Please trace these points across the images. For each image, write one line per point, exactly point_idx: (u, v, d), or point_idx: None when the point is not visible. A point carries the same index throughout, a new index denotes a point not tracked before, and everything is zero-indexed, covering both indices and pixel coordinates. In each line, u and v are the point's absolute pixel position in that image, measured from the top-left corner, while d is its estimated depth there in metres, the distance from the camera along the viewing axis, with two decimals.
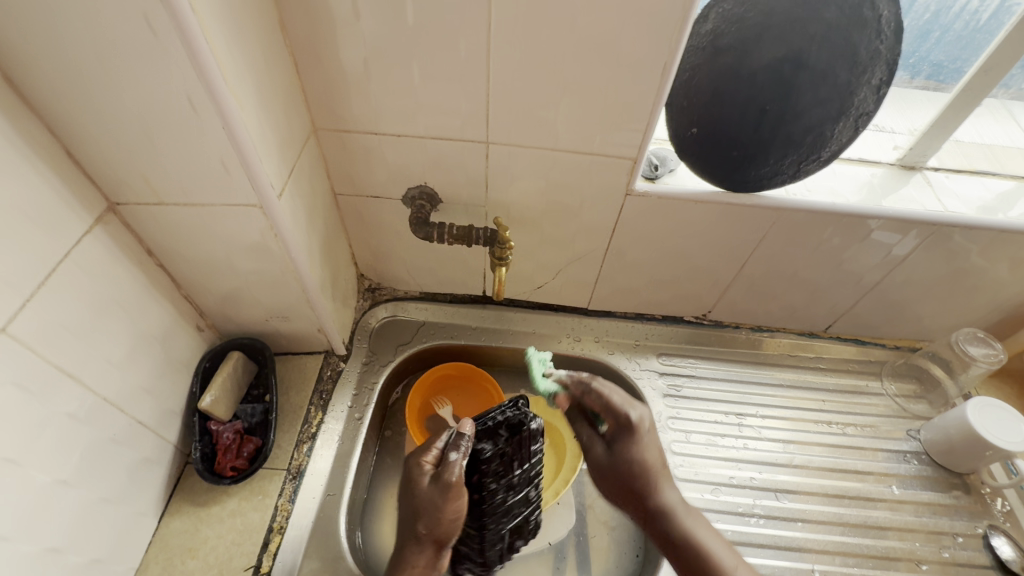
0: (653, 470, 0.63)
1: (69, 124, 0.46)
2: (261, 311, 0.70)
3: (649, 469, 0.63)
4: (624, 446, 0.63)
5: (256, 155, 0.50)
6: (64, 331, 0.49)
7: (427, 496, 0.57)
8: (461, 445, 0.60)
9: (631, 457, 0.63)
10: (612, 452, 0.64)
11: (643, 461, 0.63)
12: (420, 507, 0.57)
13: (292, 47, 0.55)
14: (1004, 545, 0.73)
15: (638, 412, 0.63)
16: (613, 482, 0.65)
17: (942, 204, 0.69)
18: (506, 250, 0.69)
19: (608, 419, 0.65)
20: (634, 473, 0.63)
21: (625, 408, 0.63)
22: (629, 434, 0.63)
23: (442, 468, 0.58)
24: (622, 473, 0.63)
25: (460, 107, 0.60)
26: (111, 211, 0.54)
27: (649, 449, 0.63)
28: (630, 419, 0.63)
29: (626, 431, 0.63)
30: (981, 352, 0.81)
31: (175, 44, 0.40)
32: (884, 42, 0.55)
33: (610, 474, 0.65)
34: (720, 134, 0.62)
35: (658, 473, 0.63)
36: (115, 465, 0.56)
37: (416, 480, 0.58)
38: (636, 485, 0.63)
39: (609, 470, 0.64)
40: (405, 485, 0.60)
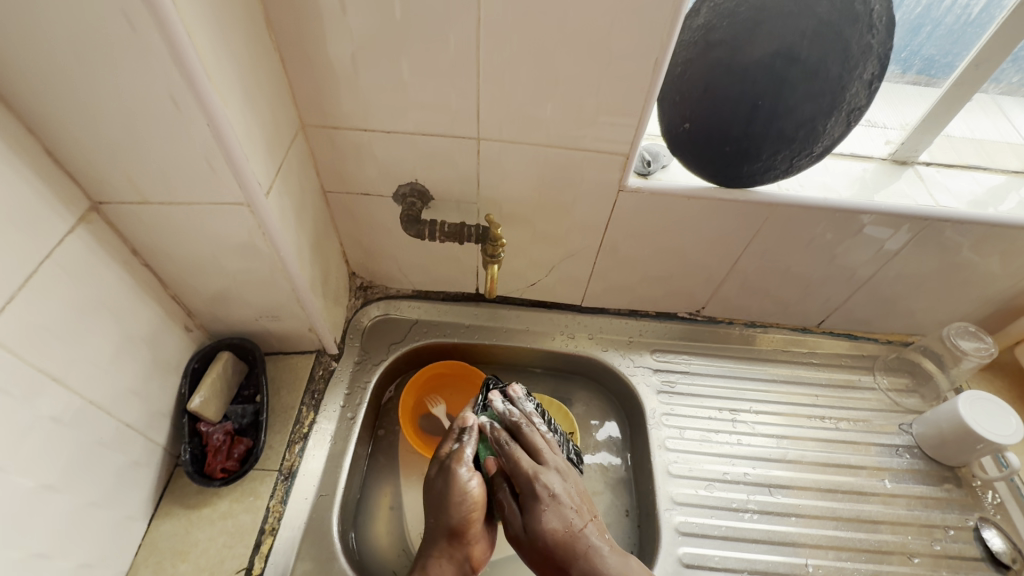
0: (568, 540, 0.58)
1: (49, 122, 0.45)
2: (251, 310, 0.69)
3: (563, 540, 0.58)
4: (534, 510, 0.59)
5: (242, 152, 0.49)
6: (47, 333, 0.48)
7: (438, 482, 0.61)
8: (470, 442, 0.63)
9: (540, 530, 0.58)
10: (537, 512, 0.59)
11: (554, 532, 0.58)
12: (434, 498, 0.60)
13: (278, 42, 0.55)
14: (994, 537, 0.74)
15: (546, 472, 0.61)
16: (523, 518, 0.60)
17: (934, 198, 0.69)
18: (498, 248, 0.69)
19: (523, 477, 0.61)
20: (551, 546, 0.58)
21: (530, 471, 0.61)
22: (535, 498, 0.60)
23: (451, 455, 0.62)
24: (540, 549, 0.58)
25: (451, 102, 0.59)
26: (94, 210, 0.52)
27: (553, 516, 0.59)
28: (541, 460, 0.62)
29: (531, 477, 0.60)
30: (972, 345, 0.81)
31: (154, 38, 0.39)
32: (876, 37, 0.55)
33: (528, 549, 0.59)
34: (712, 129, 0.62)
35: (570, 539, 0.58)
36: (102, 469, 0.56)
37: (458, 492, 0.59)
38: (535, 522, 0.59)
39: (531, 545, 0.59)
40: (439, 497, 0.59)
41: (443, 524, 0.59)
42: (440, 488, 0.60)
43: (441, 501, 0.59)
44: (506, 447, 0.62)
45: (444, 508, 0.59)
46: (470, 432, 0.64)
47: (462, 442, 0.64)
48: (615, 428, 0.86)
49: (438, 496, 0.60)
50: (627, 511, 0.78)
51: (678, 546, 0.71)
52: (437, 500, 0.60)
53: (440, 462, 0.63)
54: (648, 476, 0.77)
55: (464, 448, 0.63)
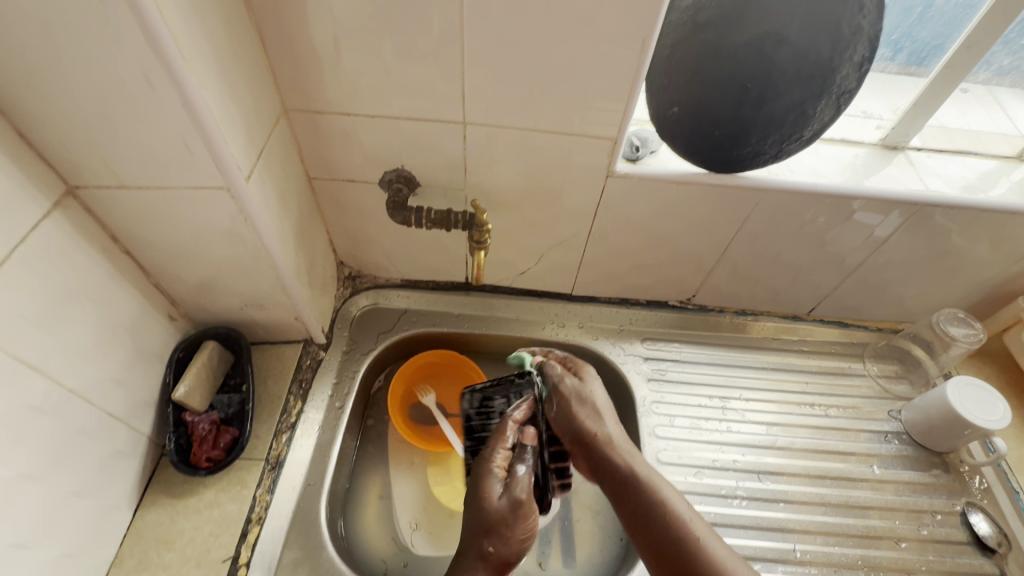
0: (621, 445, 0.62)
1: (20, 105, 0.44)
2: (236, 299, 0.68)
3: (619, 445, 0.62)
4: (586, 423, 0.64)
5: (220, 135, 0.48)
6: (23, 320, 0.47)
7: (470, 476, 0.59)
8: (487, 428, 0.63)
9: (608, 437, 0.63)
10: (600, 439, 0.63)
11: (614, 442, 0.62)
12: (469, 493, 0.57)
13: (257, 23, 0.53)
14: (981, 521, 0.74)
15: (603, 399, 0.66)
16: (609, 466, 0.61)
17: (924, 184, 0.69)
18: (485, 234, 0.68)
19: (576, 403, 0.65)
20: (612, 452, 0.61)
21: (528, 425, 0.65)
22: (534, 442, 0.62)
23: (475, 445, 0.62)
24: (608, 461, 0.61)
25: (435, 86, 0.58)
26: (70, 195, 0.51)
27: (613, 427, 0.64)
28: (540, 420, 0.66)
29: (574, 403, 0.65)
30: (961, 332, 0.81)
31: (123, 13, 0.38)
32: (866, 18, 0.54)
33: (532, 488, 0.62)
34: (701, 113, 0.61)
35: (624, 447, 0.62)
36: (84, 458, 0.55)
37: (491, 481, 0.57)
38: (625, 487, 0.59)
39: (592, 451, 0.63)
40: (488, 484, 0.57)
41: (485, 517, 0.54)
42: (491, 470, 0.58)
43: (490, 491, 0.56)
44: (557, 388, 0.66)
45: (478, 497, 0.56)
46: (482, 419, 0.65)
47: (508, 424, 0.63)
48: None
49: (472, 489, 0.57)
50: None
51: None
52: (472, 493, 0.57)
53: (468, 457, 0.61)
54: None
55: (507, 429, 0.62)
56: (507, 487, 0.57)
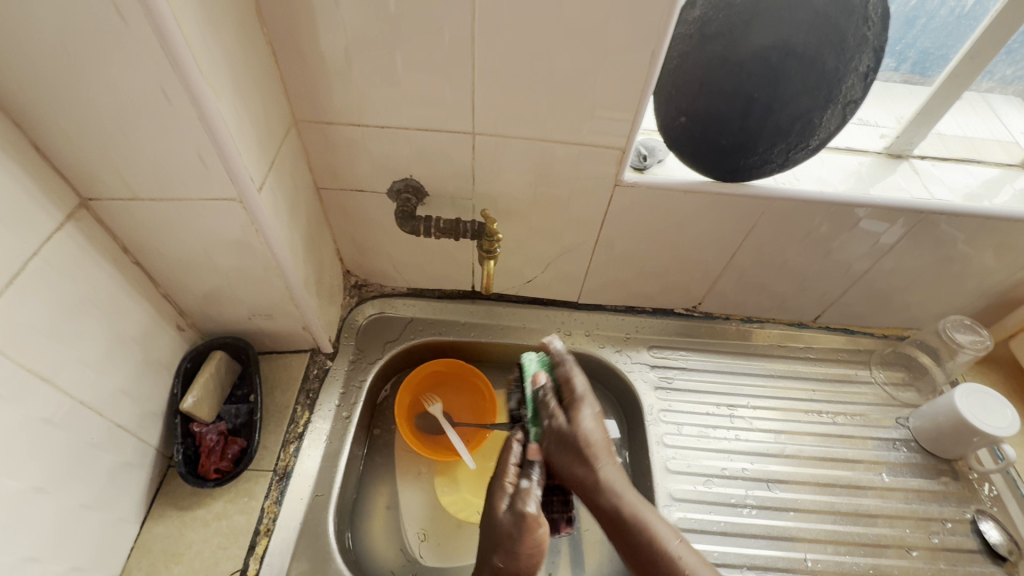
0: (598, 445, 0.61)
1: (36, 117, 0.44)
2: (244, 309, 0.68)
3: (594, 443, 0.61)
4: (574, 411, 0.63)
5: (235, 147, 0.48)
6: (36, 332, 0.47)
7: (501, 519, 0.58)
8: (531, 475, 0.62)
9: (581, 430, 0.61)
10: (572, 429, 0.62)
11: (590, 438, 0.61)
12: (498, 540, 0.57)
13: (270, 35, 0.54)
14: (992, 529, 0.74)
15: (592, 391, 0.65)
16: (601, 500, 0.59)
17: (929, 191, 0.70)
18: (495, 244, 0.69)
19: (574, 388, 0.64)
20: (581, 441, 0.61)
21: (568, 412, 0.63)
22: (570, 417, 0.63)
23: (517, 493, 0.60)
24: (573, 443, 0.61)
25: (445, 97, 0.58)
26: (83, 207, 0.51)
27: (593, 424, 0.62)
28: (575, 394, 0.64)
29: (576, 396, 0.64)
30: (968, 339, 0.81)
31: (143, 27, 0.39)
32: (870, 30, 0.55)
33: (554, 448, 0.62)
34: (708, 123, 0.62)
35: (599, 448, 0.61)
36: (93, 470, 0.55)
37: (530, 539, 0.56)
38: (586, 470, 0.60)
39: (564, 441, 0.62)
40: (513, 533, 0.57)
41: (510, 569, 0.56)
42: (518, 519, 0.57)
43: (513, 546, 0.56)
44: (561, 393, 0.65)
45: (512, 552, 0.56)
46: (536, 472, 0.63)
47: (528, 480, 0.61)
48: (613, 424, 0.85)
49: (505, 538, 0.57)
50: None
51: None
52: (505, 543, 0.57)
53: (507, 498, 0.60)
54: (646, 473, 0.77)
55: (529, 487, 0.60)
56: (524, 545, 0.56)
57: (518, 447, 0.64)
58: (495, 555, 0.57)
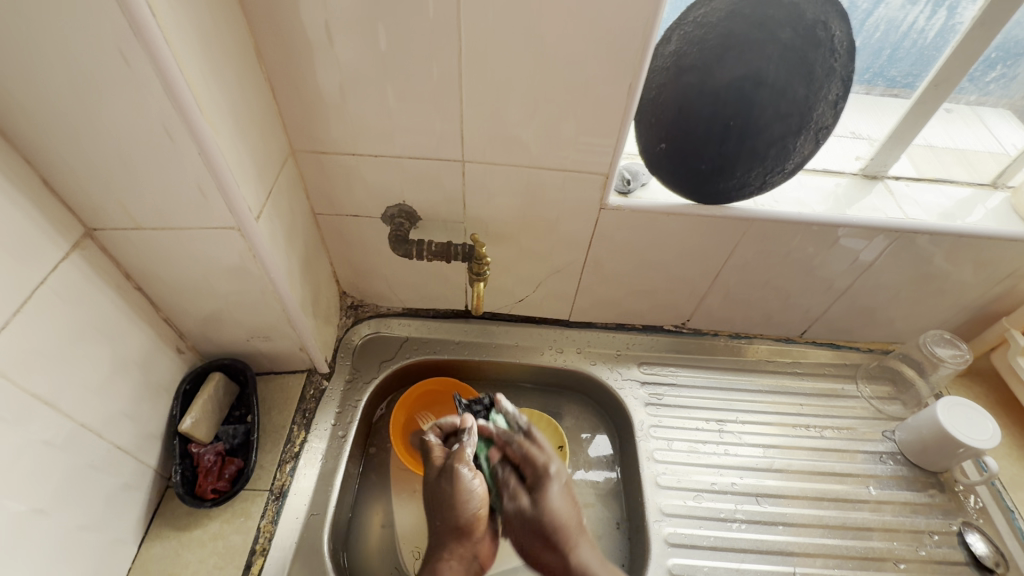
0: (568, 526, 0.61)
1: (46, 154, 0.46)
2: (242, 331, 0.70)
3: (562, 525, 0.61)
4: (540, 491, 0.63)
5: (233, 179, 0.50)
6: (40, 357, 0.49)
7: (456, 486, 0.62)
8: (484, 468, 0.64)
9: (552, 514, 0.62)
10: (536, 510, 0.62)
11: (560, 516, 0.62)
12: (444, 499, 0.61)
13: (268, 72, 0.57)
14: (978, 541, 0.75)
15: (554, 463, 0.66)
16: (549, 558, 0.61)
17: (903, 211, 0.72)
18: (484, 266, 0.71)
19: (536, 464, 0.65)
20: (553, 526, 0.61)
21: (540, 460, 0.65)
22: (545, 481, 0.64)
23: (456, 454, 0.64)
24: (541, 526, 0.61)
25: (435, 127, 0.61)
26: (88, 236, 0.54)
27: (559, 499, 0.63)
28: (550, 456, 0.66)
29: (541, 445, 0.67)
30: (948, 352, 0.83)
31: (148, 72, 0.41)
32: (838, 60, 0.58)
33: (525, 532, 0.62)
34: (687, 149, 0.64)
35: (573, 530, 0.61)
36: (92, 492, 0.56)
37: (467, 494, 0.61)
38: (558, 558, 0.60)
39: (535, 526, 0.62)
40: (460, 503, 0.61)
41: (449, 522, 0.60)
42: (460, 496, 0.61)
43: (454, 500, 0.61)
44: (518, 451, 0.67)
45: (449, 509, 0.61)
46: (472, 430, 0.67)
47: (464, 441, 0.66)
48: (606, 440, 0.87)
49: (445, 496, 0.62)
50: (618, 523, 0.79)
51: (668, 557, 0.72)
52: (447, 500, 0.61)
53: (444, 462, 0.65)
54: (638, 488, 0.78)
55: (466, 448, 0.65)
56: (461, 502, 0.61)
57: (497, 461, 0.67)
58: (443, 512, 0.61)
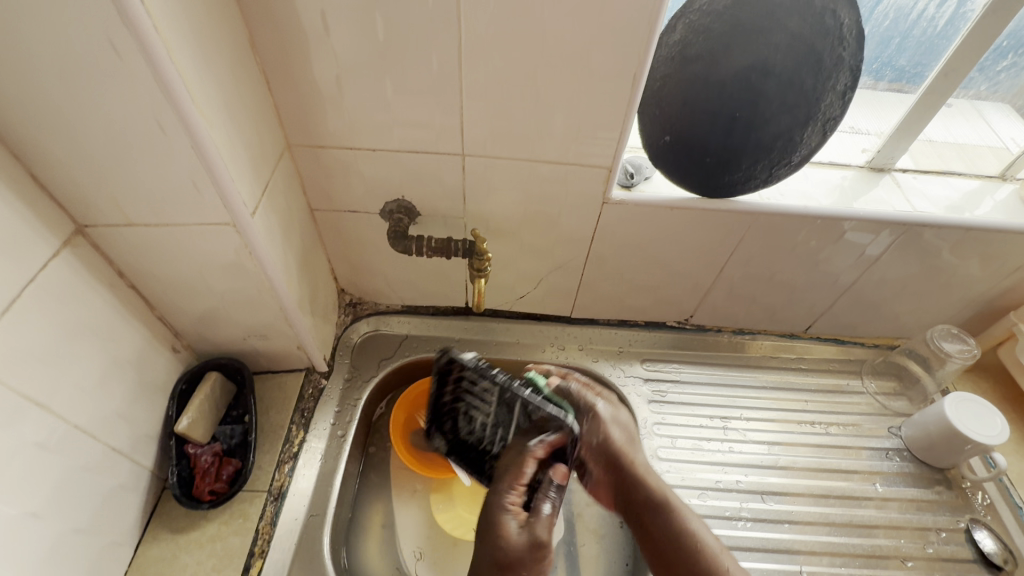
0: (628, 448, 0.64)
1: (33, 148, 0.45)
2: (239, 329, 0.68)
3: (622, 448, 0.64)
4: (598, 421, 0.65)
5: (227, 173, 0.49)
6: (33, 358, 0.48)
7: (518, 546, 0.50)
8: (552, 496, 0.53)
9: (608, 439, 0.64)
10: (607, 442, 0.64)
11: (617, 442, 0.64)
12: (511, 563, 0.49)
13: (262, 63, 0.55)
14: (986, 538, 0.74)
15: (602, 399, 0.67)
16: (612, 479, 0.64)
17: (912, 204, 0.71)
18: (485, 262, 0.70)
19: (586, 402, 0.66)
20: (613, 453, 0.64)
21: (591, 400, 0.66)
22: (596, 416, 0.65)
23: (535, 515, 0.52)
24: (608, 451, 0.64)
25: (434, 120, 0.60)
26: (79, 233, 0.52)
27: (620, 432, 0.65)
28: (599, 409, 0.66)
29: (597, 419, 0.65)
30: (956, 348, 0.82)
31: (137, 61, 0.40)
32: (846, 50, 0.57)
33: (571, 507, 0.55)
34: (692, 142, 0.63)
35: (630, 449, 0.64)
36: (87, 494, 0.55)
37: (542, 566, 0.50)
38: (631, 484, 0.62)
39: (582, 494, 0.56)
40: (528, 560, 0.49)
41: None
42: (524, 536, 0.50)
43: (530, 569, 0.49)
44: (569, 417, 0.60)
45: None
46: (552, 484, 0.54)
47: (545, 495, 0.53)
48: None
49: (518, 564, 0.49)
50: (621, 521, 0.78)
51: None
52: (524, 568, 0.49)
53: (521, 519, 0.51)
54: None
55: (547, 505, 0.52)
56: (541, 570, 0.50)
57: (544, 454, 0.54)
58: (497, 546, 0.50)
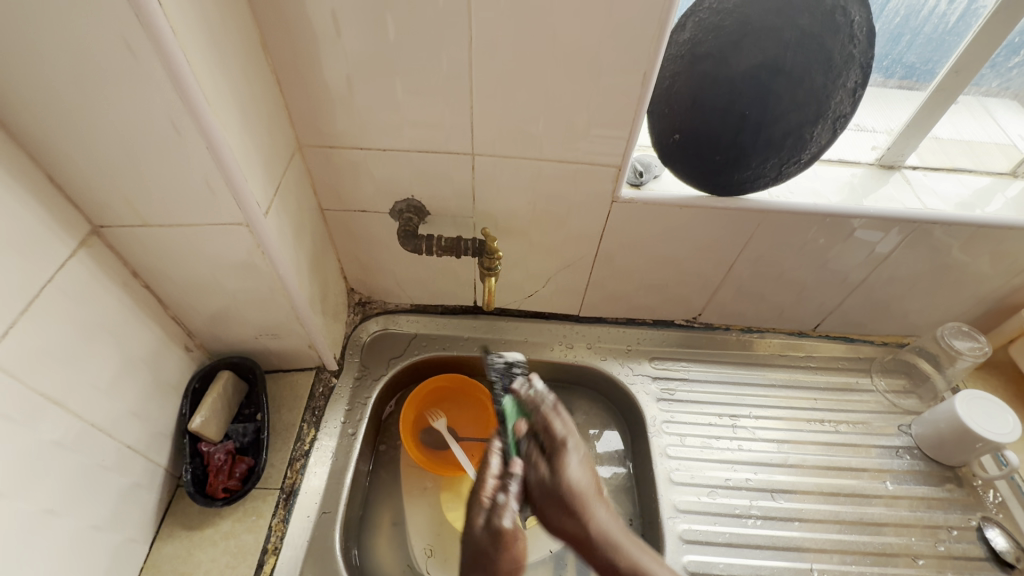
0: (586, 495, 0.58)
1: (51, 150, 0.45)
2: (251, 329, 0.69)
3: (582, 492, 0.58)
4: (561, 458, 0.60)
5: (241, 173, 0.49)
6: (50, 357, 0.48)
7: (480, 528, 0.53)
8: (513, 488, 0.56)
9: (565, 478, 0.58)
10: (557, 479, 0.58)
11: (575, 483, 0.58)
12: (471, 553, 0.53)
13: (274, 64, 0.56)
14: (998, 536, 0.74)
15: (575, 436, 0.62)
16: (568, 526, 0.56)
17: (922, 201, 0.71)
18: (495, 261, 0.70)
19: (552, 433, 0.61)
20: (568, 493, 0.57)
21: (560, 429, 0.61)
22: (562, 448, 0.60)
23: (494, 508, 0.54)
24: (559, 494, 0.57)
25: (444, 120, 0.60)
26: (94, 234, 0.53)
27: (578, 469, 0.59)
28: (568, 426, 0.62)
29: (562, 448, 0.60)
30: (966, 345, 0.82)
31: (153, 63, 0.40)
32: (856, 47, 0.56)
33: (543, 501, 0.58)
34: (701, 140, 0.63)
35: (588, 498, 0.57)
36: (103, 492, 0.55)
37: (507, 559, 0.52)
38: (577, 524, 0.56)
39: (551, 495, 0.57)
40: (491, 548, 0.52)
41: None
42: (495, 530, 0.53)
43: (493, 557, 0.52)
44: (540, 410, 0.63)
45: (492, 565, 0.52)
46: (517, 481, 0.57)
47: (506, 491, 0.56)
48: (617, 436, 0.86)
49: (487, 552, 0.52)
50: (630, 519, 0.78)
51: (682, 554, 0.71)
52: (485, 560, 0.52)
53: (485, 513, 0.55)
54: (651, 484, 0.77)
55: (507, 501, 0.55)
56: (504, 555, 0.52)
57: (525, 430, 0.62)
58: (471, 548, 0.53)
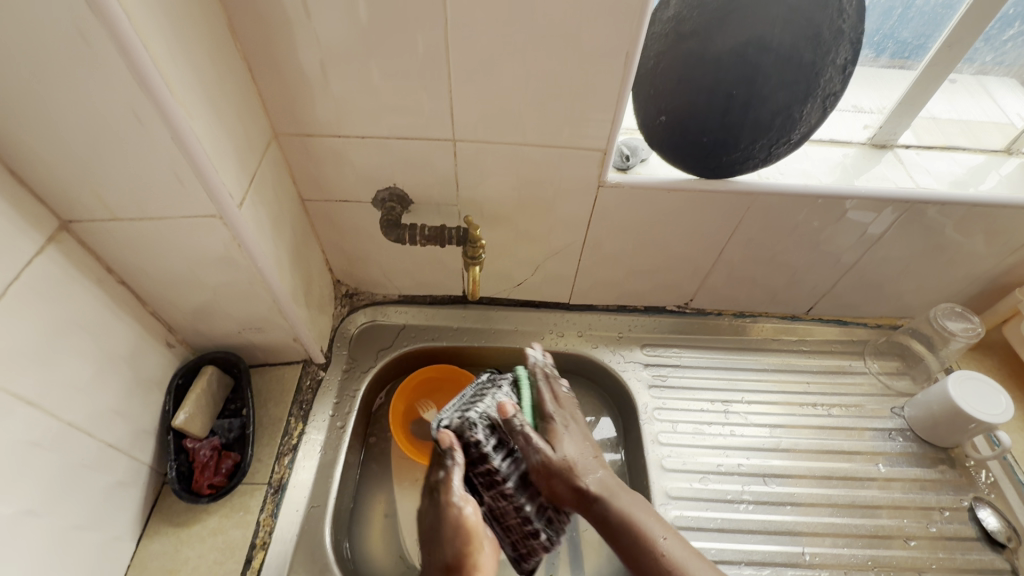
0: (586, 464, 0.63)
1: (10, 142, 0.44)
2: (234, 323, 0.68)
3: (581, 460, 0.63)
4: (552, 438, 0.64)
5: (211, 163, 0.48)
6: (20, 357, 0.47)
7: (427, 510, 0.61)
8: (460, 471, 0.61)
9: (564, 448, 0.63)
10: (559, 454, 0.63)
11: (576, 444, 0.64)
12: (423, 532, 0.60)
13: (244, 50, 0.54)
14: (990, 516, 0.74)
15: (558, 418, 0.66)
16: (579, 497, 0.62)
17: (914, 180, 0.70)
18: (478, 249, 0.69)
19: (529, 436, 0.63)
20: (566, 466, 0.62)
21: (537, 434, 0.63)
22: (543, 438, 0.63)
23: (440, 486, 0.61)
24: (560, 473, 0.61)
25: (423, 105, 0.59)
26: (64, 229, 0.52)
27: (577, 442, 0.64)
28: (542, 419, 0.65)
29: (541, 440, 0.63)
30: (959, 326, 0.81)
31: (109, 50, 0.38)
32: (846, 21, 0.55)
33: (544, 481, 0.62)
34: (689, 121, 0.62)
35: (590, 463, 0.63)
36: (85, 491, 0.55)
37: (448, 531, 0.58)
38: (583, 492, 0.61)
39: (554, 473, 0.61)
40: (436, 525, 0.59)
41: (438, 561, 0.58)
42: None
43: (437, 536, 0.58)
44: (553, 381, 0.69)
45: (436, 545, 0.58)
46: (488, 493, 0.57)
47: (449, 468, 0.61)
48: (609, 423, 0.85)
49: (432, 531, 0.59)
50: None
51: None
52: (432, 535, 0.59)
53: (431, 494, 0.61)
54: (643, 472, 0.77)
55: (449, 477, 0.60)
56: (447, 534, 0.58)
57: (512, 413, 0.63)
58: (453, 546, 0.57)
